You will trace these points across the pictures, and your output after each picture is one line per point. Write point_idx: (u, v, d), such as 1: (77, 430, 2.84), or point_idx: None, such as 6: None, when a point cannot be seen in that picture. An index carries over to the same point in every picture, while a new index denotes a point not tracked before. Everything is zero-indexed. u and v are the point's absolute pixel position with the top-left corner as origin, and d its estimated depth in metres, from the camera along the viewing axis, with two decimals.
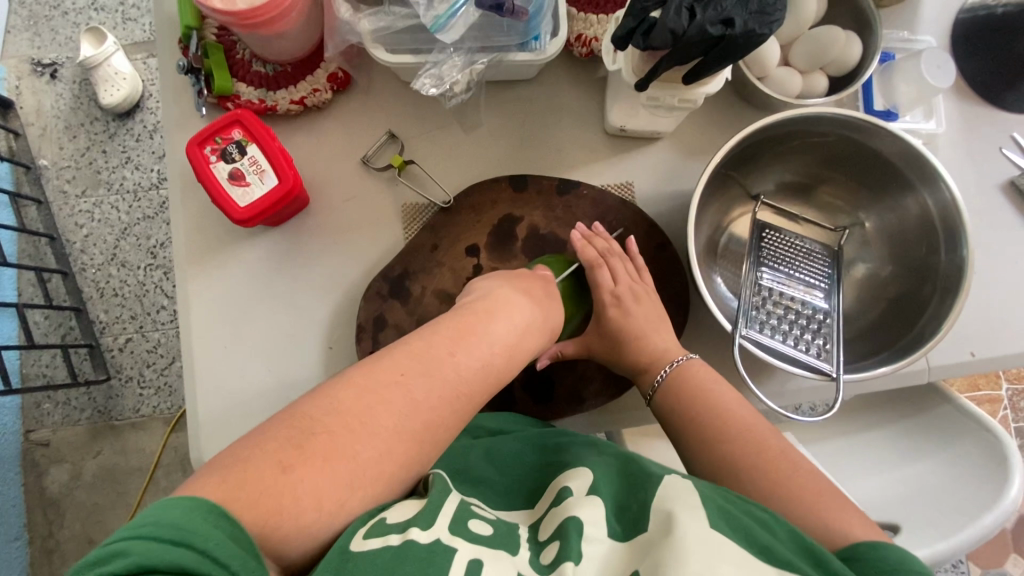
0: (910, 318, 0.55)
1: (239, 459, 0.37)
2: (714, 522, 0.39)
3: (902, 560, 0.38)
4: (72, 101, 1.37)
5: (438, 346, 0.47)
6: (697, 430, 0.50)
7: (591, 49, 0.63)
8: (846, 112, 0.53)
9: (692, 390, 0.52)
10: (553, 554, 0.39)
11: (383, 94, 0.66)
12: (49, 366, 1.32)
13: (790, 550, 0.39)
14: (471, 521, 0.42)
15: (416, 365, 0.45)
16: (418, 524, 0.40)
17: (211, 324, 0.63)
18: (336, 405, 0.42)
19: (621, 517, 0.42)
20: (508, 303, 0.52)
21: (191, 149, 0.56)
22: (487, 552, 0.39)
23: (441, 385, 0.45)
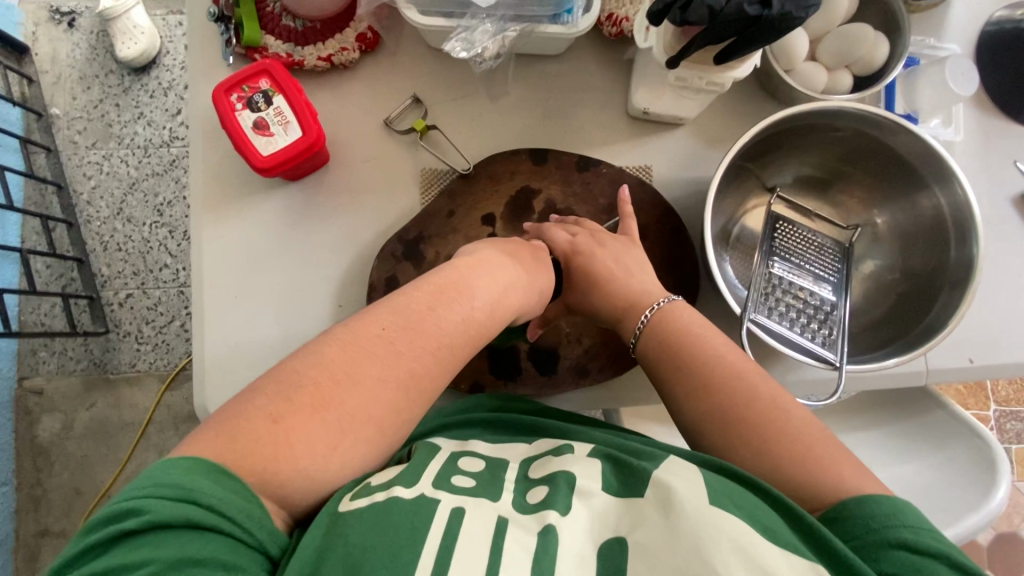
0: (916, 316, 0.56)
1: (232, 416, 0.39)
2: (712, 493, 0.40)
3: (887, 518, 0.39)
4: (88, 51, 1.36)
5: (418, 300, 0.47)
6: (679, 374, 0.50)
7: (621, 29, 0.63)
8: (875, 109, 0.53)
9: (678, 334, 0.52)
10: (539, 496, 0.41)
11: (410, 58, 0.66)
12: (49, 314, 1.32)
13: (786, 526, 0.39)
14: (454, 477, 0.43)
15: (397, 321, 0.46)
16: (400, 483, 0.41)
17: (223, 273, 0.63)
18: (319, 360, 0.42)
19: (622, 473, 0.43)
20: (494, 264, 0.52)
21: (218, 94, 0.56)
22: (469, 500, 0.41)
23: (423, 337, 0.46)
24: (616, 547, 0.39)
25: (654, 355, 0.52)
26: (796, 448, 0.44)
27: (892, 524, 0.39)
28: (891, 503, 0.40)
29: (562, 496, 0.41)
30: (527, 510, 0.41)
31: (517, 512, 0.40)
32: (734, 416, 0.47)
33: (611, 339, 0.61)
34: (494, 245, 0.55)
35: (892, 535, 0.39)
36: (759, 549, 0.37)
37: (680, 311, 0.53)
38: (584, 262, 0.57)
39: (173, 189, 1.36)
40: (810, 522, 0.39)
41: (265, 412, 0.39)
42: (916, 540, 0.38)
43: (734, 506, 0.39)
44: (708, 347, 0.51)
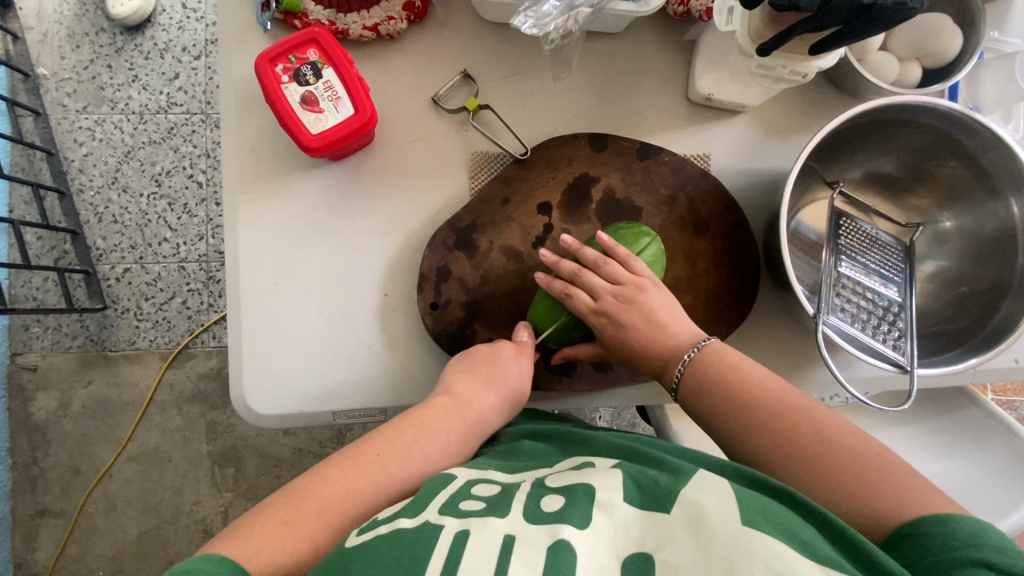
0: (979, 319, 0.56)
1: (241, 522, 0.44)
2: (744, 510, 0.38)
3: (971, 535, 0.39)
4: (78, 7, 1.27)
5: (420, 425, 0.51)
6: (725, 410, 0.51)
7: (688, 8, 0.60)
8: (946, 104, 0.52)
9: (724, 371, 0.52)
10: (555, 505, 0.40)
11: (460, 30, 0.62)
12: (41, 289, 1.25)
13: (829, 547, 0.38)
14: (462, 502, 0.42)
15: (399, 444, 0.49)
16: (405, 514, 0.41)
17: (261, 257, 0.59)
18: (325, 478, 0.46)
19: (644, 486, 0.41)
20: (482, 381, 0.53)
21: (263, 64, 0.52)
22: (475, 521, 0.39)
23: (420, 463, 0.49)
24: (642, 563, 0.36)
25: (696, 395, 0.52)
26: (859, 474, 0.45)
27: (976, 541, 0.39)
28: (972, 523, 0.40)
29: (579, 509, 0.39)
30: (539, 520, 0.39)
31: (527, 523, 0.38)
32: (786, 446, 0.47)
33: None
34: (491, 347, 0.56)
35: (973, 554, 0.38)
36: (797, 569, 0.34)
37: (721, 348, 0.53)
38: (615, 326, 0.54)
39: (172, 159, 1.28)
40: (853, 536, 0.38)
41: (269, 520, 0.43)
42: (1002, 560, 0.37)
43: (768, 524, 0.37)
44: (751, 382, 0.51)
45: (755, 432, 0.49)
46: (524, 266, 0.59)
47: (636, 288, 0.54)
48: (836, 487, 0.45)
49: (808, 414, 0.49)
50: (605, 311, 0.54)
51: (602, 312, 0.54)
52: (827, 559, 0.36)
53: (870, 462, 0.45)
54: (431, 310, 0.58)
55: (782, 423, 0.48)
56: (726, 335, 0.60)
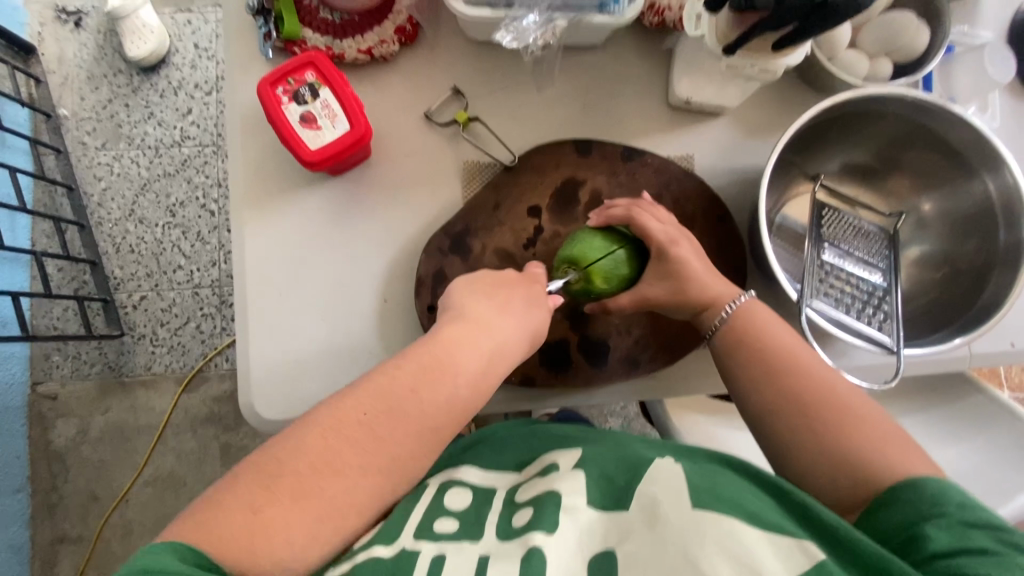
0: (967, 298, 0.57)
1: (205, 512, 0.42)
2: (694, 494, 0.43)
3: (935, 497, 0.42)
4: (97, 51, 1.35)
5: (403, 381, 0.48)
6: (757, 372, 0.51)
7: (663, 18, 0.63)
8: (918, 95, 0.54)
9: (750, 330, 0.53)
10: (525, 518, 0.45)
11: (449, 50, 0.66)
12: (62, 318, 1.30)
13: (774, 512, 0.42)
14: (437, 522, 0.47)
15: (381, 404, 0.47)
16: (379, 542, 0.45)
17: (266, 268, 0.62)
18: (305, 450, 0.44)
19: (604, 488, 0.47)
20: (481, 325, 0.51)
21: (264, 88, 0.55)
22: (450, 546, 0.44)
23: (409, 423, 0.47)
24: (606, 561, 0.42)
25: (733, 351, 0.53)
26: (834, 423, 0.47)
27: (942, 501, 0.41)
28: (937, 483, 0.43)
29: (545, 517, 0.44)
30: (509, 537, 0.44)
31: (498, 542, 0.44)
32: (786, 391, 0.49)
33: (661, 327, 0.61)
34: (484, 291, 0.54)
35: (938, 513, 0.41)
36: (742, 539, 0.39)
37: (753, 310, 0.54)
38: (673, 263, 0.55)
39: (185, 189, 1.34)
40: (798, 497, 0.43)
41: (244, 504, 0.42)
42: (963, 515, 0.40)
43: (717, 502, 0.42)
44: (775, 340, 0.52)
45: (782, 393, 0.49)
46: (517, 267, 0.61)
47: (677, 231, 0.57)
48: (827, 440, 0.46)
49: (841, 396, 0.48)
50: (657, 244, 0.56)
51: (656, 250, 0.56)
52: (772, 526, 0.41)
53: (846, 414, 0.47)
54: (427, 312, 0.60)
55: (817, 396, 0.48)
56: None
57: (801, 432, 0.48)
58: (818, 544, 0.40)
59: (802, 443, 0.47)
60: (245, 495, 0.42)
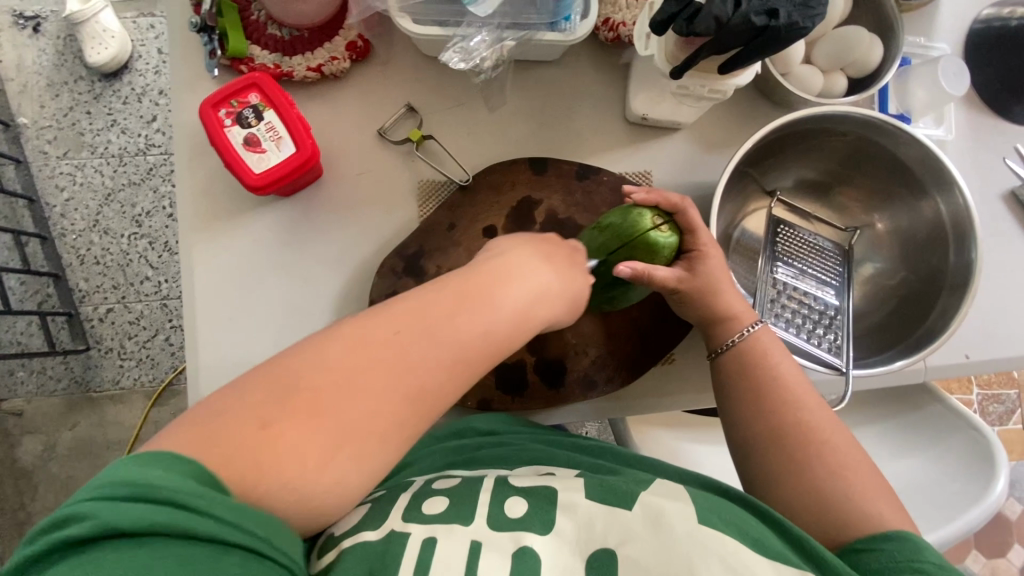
0: (918, 317, 0.57)
1: (200, 419, 0.36)
2: (701, 511, 0.43)
3: (912, 555, 0.41)
4: (56, 57, 1.31)
5: (439, 304, 0.42)
6: (762, 403, 0.50)
7: (618, 34, 0.62)
8: (870, 113, 0.54)
9: (756, 358, 0.52)
10: (518, 511, 0.44)
11: (403, 66, 0.64)
12: (25, 333, 1.27)
13: (774, 537, 0.42)
14: (426, 503, 0.46)
15: (412, 327, 0.41)
16: (368, 526, 0.44)
17: (217, 292, 0.61)
18: (324, 364, 0.39)
19: (607, 488, 0.45)
20: (509, 272, 0.45)
21: (205, 110, 0.54)
22: (441, 528, 0.43)
23: (441, 352, 0.41)
24: (604, 557, 0.42)
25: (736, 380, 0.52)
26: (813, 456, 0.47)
27: (919, 558, 0.41)
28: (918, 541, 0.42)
29: (541, 517, 0.44)
30: (503, 526, 0.43)
31: (489, 529, 0.43)
32: (789, 422, 0.49)
33: (617, 347, 0.60)
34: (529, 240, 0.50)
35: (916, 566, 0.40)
36: (743, 561, 0.40)
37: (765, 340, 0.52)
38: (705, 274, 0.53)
39: (151, 199, 1.31)
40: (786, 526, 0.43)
41: (250, 413, 0.36)
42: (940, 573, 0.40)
43: (723, 523, 0.42)
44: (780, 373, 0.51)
45: (783, 427, 0.49)
46: None
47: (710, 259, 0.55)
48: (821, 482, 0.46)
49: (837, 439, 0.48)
50: (692, 247, 0.54)
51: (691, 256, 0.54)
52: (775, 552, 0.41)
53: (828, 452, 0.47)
54: None
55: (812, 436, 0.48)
56: (672, 348, 0.61)
57: (800, 465, 0.47)
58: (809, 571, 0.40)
59: (774, 470, 0.48)
60: (252, 406, 0.37)
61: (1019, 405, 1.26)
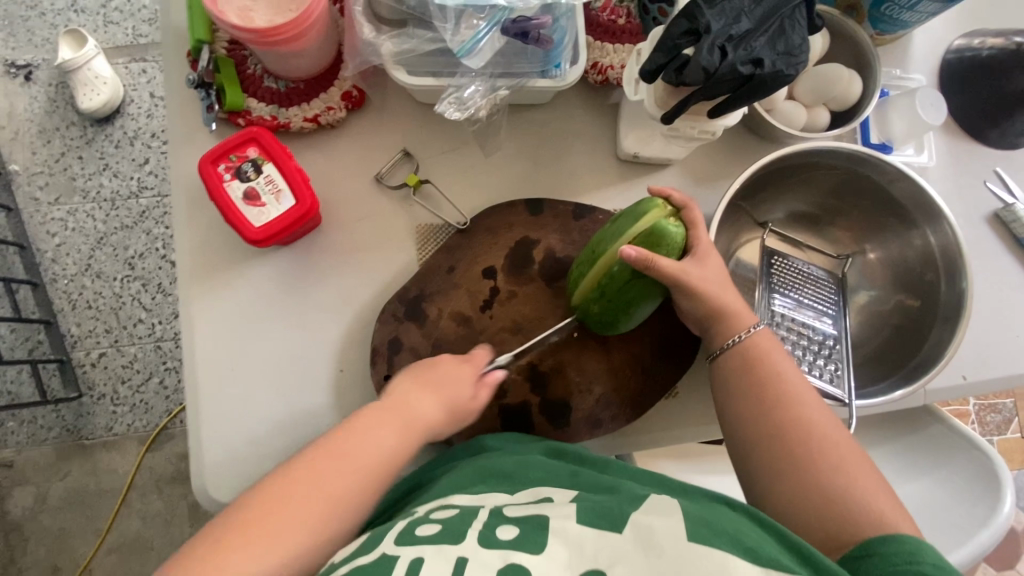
0: (914, 343, 0.58)
1: (204, 534, 0.42)
2: (691, 527, 0.40)
3: (910, 554, 0.40)
4: (47, 104, 1.32)
5: (385, 426, 0.49)
6: (762, 403, 0.51)
7: (607, 76, 0.64)
8: (853, 147, 0.56)
9: (758, 359, 0.53)
10: (510, 533, 0.41)
11: (397, 113, 0.65)
12: (15, 382, 1.25)
13: (775, 548, 0.40)
14: (420, 528, 0.43)
15: (340, 448, 0.47)
16: (361, 552, 0.41)
17: (217, 344, 0.61)
18: (276, 489, 0.44)
19: (598, 511, 0.42)
20: (423, 389, 0.52)
21: (204, 166, 0.54)
22: (431, 548, 0.40)
23: (351, 470, 0.46)
24: None
25: (738, 376, 0.53)
26: (811, 453, 0.47)
27: (917, 559, 0.40)
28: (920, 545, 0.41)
29: (533, 538, 0.41)
30: (492, 545, 0.40)
31: (479, 547, 0.40)
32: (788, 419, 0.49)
33: (621, 384, 0.60)
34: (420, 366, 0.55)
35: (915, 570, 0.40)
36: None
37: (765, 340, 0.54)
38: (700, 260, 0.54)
39: (144, 242, 1.31)
40: (795, 542, 0.41)
41: (221, 535, 0.42)
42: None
43: (716, 536, 0.39)
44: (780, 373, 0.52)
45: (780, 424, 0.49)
46: (474, 330, 0.61)
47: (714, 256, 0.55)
48: (820, 478, 0.46)
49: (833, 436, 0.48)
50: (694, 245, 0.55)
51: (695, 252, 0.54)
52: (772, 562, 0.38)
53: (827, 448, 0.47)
54: (384, 382, 0.59)
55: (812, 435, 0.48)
56: (675, 382, 0.61)
57: (800, 464, 0.47)
58: None
59: (774, 467, 0.48)
60: (220, 527, 0.42)
61: (1016, 415, 1.27)
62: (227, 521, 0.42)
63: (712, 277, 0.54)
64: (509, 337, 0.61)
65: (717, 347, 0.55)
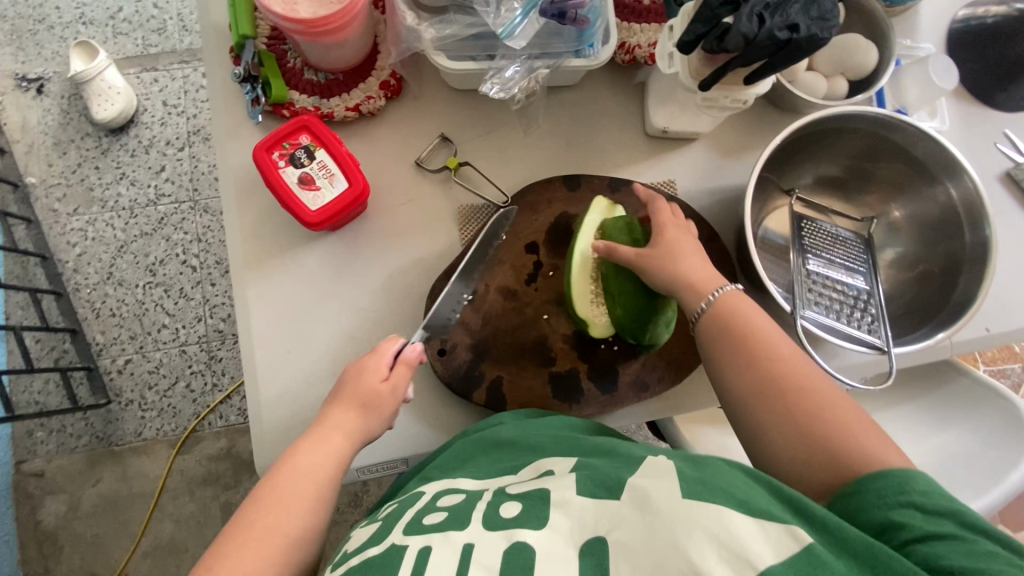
0: (943, 294, 0.61)
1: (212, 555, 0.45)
2: (685, 485, 0.40)
3: (898, 485, 0.41)
4: (62, 116, 1.33)
5: (311, 440, 0.53)
6: (747, 365, 0.50)
7: (634, 56, 0.67)
8: (874, 111, 0.59)
9: (733, 319, 0.53)
10: (513, 511, 0.43)
11: (433, 99, 0.68)
12: (43, 392, 1.26)
13: (765, 498, 0.40)
14: (427, 517, 0.45)
15: (295, 469, 0.51)
16: (372, 543, 0.44)
17: (272, 329, 0.63)
18: (263, 503, 0.48)
19: (596, 480, 0.43)
20: (362, 408, 0.55)
21: (261, 153, 0.57)
22: (437, 536, 0.42)
23: (312, 477, 0.50)
24: (596, 546, 0.39)
25: (720, 340, 0.53)
26: (798, 406, 0.47)
27: (908, 489, 0.40)
28: (908, 473, 0.41)
29: (535, 514, 0.42)
30: (496, 526, 0.42)
31: (483, 531, 0.42)
32: (772, 376, 0.49)
33: (665, 349, 0.63)
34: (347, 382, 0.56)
35: (905, 498, 0.40)
36: (735, 532, 0.36)
37: (732, 299, 0.53)
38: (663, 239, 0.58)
39: (165, 247, 1.32)
40: (791, 494, 0.40)
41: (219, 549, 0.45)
42: (929, 502, 0.39)
43: (710, 492, 0.39)
44: (756, 330, 0.52)
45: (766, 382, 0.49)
46: (520, 303, 0.63)
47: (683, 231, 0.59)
48: (811, 430, 0.46)
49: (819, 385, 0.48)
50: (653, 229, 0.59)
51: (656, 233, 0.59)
52: (763, 512, 0.38)
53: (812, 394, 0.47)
54: (438, 356, 0.61)
55: (801, 388, 0.48)
56: None
57: (786, 418, 0.47)
58: (808, 531, 0.37)
59: (770, 423, 0.48)
60: (224, 545, 0.46)
61: None
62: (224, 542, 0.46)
63: (660, 246, 0.57)
64: (554, 308, 0.63)
65: (690, 317, 0.55)
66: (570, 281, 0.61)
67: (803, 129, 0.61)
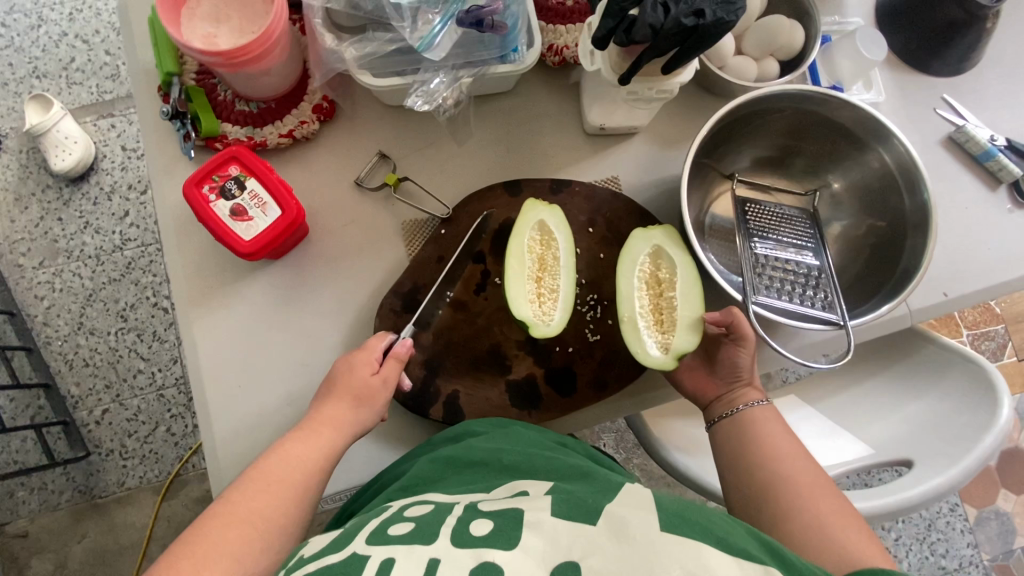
0: (891, 261, 0.61)
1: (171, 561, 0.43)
2: (664, 516, 0.39)
3: None
4: (21, 171, 1.32)
5: (295, 445, 0.52)
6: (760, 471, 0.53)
7: (563, 56, 0.67)
8: (806, 88, 0.59)
9: (752, 430, 0.56)
10: (483, 529, 0.40)
11: (368, 118, 0.68)
12: (21, 451, 1.24)
13: (745, 540, 0.39)
14: (391, 528, 0.43)
15: (267, 477, 0.50)
16: (330, 551, 0.41)
17: (222, 363, 0.62)
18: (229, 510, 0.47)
19: (571, 504, 0.42)
20: (352, 400, 0.55)
21: (189, 189, 0.56)
22: (401, 549, 0.39)
23: (286, 483, 0.50)
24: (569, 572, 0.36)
25: (736, 450, 0.55)
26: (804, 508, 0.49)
27: None
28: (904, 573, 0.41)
29: (505, 535, 0.39)
30: (465, 543, 0.39)
31: (451, 547, 0.38)
32: (781, 480, 0.51)
33: (621, 344, 0.62)
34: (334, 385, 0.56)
35: None
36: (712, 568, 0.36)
37: (762, 413, 0.57)
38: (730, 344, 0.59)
39: (134, 292, 1.31)
40: (768, 541, 0.40)
41: (179, 553, 0.43)
42: None
43: (688, 526, 0.39)
44: (772, 443, 0.54)
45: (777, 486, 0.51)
46: (471, 313, 0.62)
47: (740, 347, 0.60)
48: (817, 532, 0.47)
49: (823, 493, 0.50)
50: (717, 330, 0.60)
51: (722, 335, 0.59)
52: (739, 551, 0.38)
53: (812, 502, 0.49)
54: None
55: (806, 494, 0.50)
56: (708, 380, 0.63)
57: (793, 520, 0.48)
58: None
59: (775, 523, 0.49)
60: (186, 550, 0.44)
61: (1010, 339, 1.30)
62: (186, 547, 0.44)
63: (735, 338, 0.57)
64: (506, 315, 0.63)
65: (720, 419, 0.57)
66: (509, 288, 0.60)
67: (736, 112, 0.61)
